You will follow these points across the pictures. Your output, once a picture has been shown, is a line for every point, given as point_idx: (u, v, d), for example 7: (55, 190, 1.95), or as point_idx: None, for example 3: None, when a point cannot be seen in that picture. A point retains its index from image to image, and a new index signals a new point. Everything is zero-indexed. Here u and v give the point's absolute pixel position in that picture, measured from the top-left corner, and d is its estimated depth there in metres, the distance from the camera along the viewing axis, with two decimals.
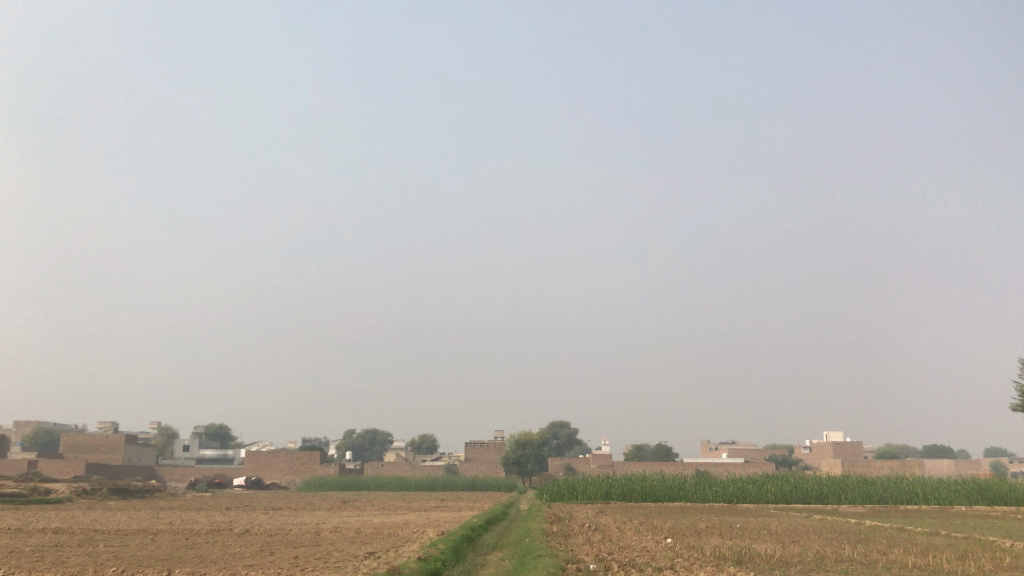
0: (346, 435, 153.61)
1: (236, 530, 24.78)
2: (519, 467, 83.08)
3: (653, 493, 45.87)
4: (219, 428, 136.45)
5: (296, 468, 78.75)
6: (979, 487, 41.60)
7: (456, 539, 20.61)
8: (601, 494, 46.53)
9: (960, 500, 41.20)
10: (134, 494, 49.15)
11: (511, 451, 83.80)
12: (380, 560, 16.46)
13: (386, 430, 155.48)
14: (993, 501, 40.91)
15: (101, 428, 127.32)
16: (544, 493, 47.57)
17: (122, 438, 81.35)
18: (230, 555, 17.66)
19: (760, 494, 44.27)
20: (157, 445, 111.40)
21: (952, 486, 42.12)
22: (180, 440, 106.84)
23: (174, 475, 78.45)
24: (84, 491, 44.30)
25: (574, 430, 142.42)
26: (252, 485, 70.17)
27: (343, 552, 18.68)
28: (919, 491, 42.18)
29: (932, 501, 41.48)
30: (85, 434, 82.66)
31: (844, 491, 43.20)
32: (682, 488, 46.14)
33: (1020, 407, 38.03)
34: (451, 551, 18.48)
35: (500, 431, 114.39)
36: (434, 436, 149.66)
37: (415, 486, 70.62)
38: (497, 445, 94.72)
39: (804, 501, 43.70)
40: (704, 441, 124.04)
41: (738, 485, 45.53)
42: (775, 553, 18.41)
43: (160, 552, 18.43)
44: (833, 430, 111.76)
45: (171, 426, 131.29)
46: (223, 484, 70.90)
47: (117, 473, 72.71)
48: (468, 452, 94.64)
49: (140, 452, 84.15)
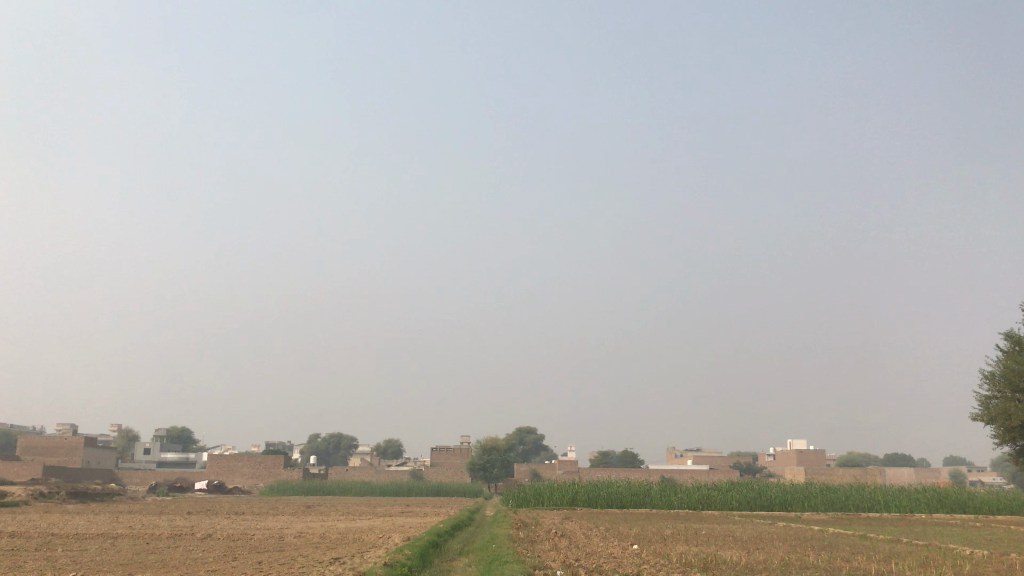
0: (310, 440, 152.48)
1: (198, 535, 24.43)
2: (484, 472, 82.99)
3: (618, 499, 45.97)
4: (181, 431, 134.75)
5: (259, 472, 77.86)
6: (939, 495, 42.23)
7: (423, 544, 20.51)
8: (567, 500, 46.59)
9: (921, 508, 41.83)
10: (93, 498, 48.34)
11: (477, 457, 83.73)
12: (346, 565, 16.30)
13: (352, 435, 154.52)
14: (953, 509, 41.51)
15: (59, 429, 125.04)
16: (510, 498, 47.58)
17: (82, 441, 79.96)
18: (193, 561, 17.39)
19: (725, 501, 44.59)
20: (116, 448, 109.51)
21: (913, 494, 42.72)
22: (140, 444, 105.11)
23: (133, 479, 77.19)
24: (41, 494, 43.44)
25: (540, 436, 142.74)
26: (214, 489, 69.33)
27: (307, 557, 18.47)
28: (881, 499, 42.78)
29: (892, 509, 42.08)
30: (43, 436, 81.08)
31: (807, 498, 43.63)
32: (647, 494, 46.40)
33: (979, 417, 38.66)
34: (418, 557, 18.35)
35: (467, 437, 114.32)
36: (400, 441, 149.03)
37: (380, 491, 70.24)
38: (462, 450, 94.60)
39: (768, 508, 44.09)
40: (669, 448, 124.90)
41: (702, 492, 45.83)
42: (740, 560, 18.51)
43: (120, 557, 18.08)
44: (796, 439, 113.10)
45: (130, 430, 129.31)
46: (185, 488, 69.92)
47: (75, 476, 71.47)
48: (433, 457, 94.37)
49: (99, 455, 82.72)
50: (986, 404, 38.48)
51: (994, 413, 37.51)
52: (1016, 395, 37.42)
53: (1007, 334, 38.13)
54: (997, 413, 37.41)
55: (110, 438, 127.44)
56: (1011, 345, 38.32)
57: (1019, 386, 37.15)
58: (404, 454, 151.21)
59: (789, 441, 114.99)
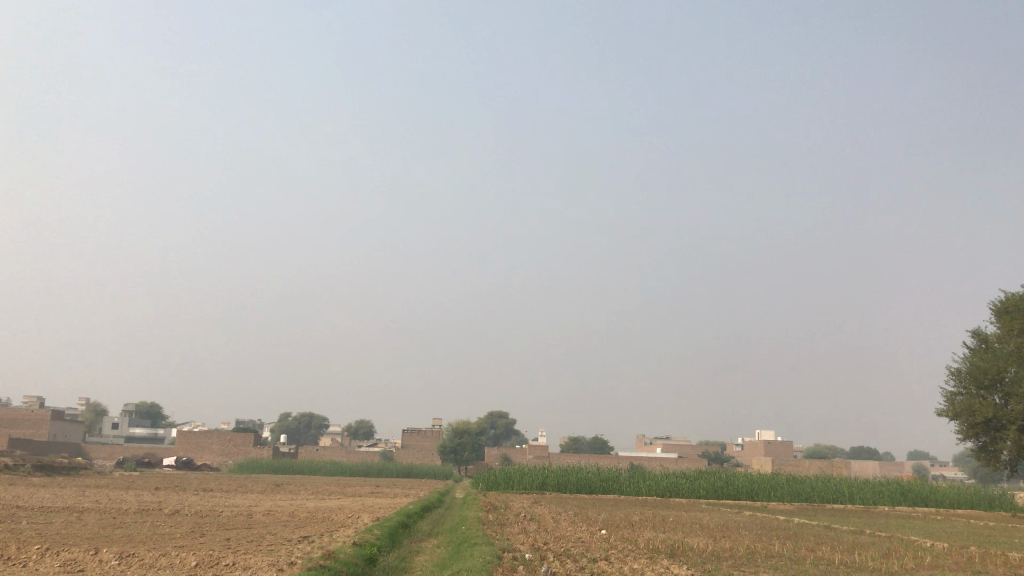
0: (281, 419, 151.93)
1: (167, 510, 24.31)
2: (455, 455, 83.08)
3: (587, 485, 46.31)
4: (151, 407, 133.97)
5: (228, 450, 77.50)
6: (902, 489, 42.85)
7: (391, 525, 20.52)
8: (536, 484, 46.83)
9: (884, 501, 42.48)
10: (59, 472, 47.88)
11: (448, 439, 83.76)
12: (314, 544, 16.32)
13: (322, 415, 154.12)
14: (914, 503, 42.19)
15: (27, 401, 123.97)
16: (480, 481, 47.70)
17: (49, 414, 79.16)
18: (161, 536, 17.35)
19: (693, 489, 45.06)
20: (83, 422, 108.57)
21: (877, 487, 43.39)
22: (108, 418, 104.29)
23: (100, 453, 76.48)
24: (5, 467, 42.92)
25: (511, 421, 143.21)
26: (183, 466, 68.89)
27: (276, 536, 18.42)
28: (846, 491, 43.41)
29: (856, 501, 42.76)
30: (10, 409, 80.14)
31: (773, 488, 44.16)
32: (616, 480, 46.72)
33: (943, 412, 39.31)
34: (387, 537, 18.38)
35: (439, 420, 114.38)
36: (371, 422, 148.96)
37: (350, 472, 70.13)
38: (434, 432, 94.74)
39: (735, 498, 44.61)
40: (638, 436, 125.92)
41: (670, 480, 46.23)
42: (707, 546, 18.74)
43: (87, 531, 17.96)
44: (765, 430, 114.33)
45: (99, 404, 128.20)
46: (152, 464, 69.50)
47: (41, 449, 70.73)
48: (405, 439, 94.37)
49: (66, 429, 81.99)
50: (952, 399, 39.06)
51: (958, 409, 38.12)
52: (980, 391, 38.03)
53: (975, 330, 38.75)
54: (961, 409, 38.02)
55: (79, 412, 126.17)
56: (978, 342, 38.91)
57: (983, 383, 37.77)
58: (374, 435, 151.17)
59: (757, 431, 116.27)
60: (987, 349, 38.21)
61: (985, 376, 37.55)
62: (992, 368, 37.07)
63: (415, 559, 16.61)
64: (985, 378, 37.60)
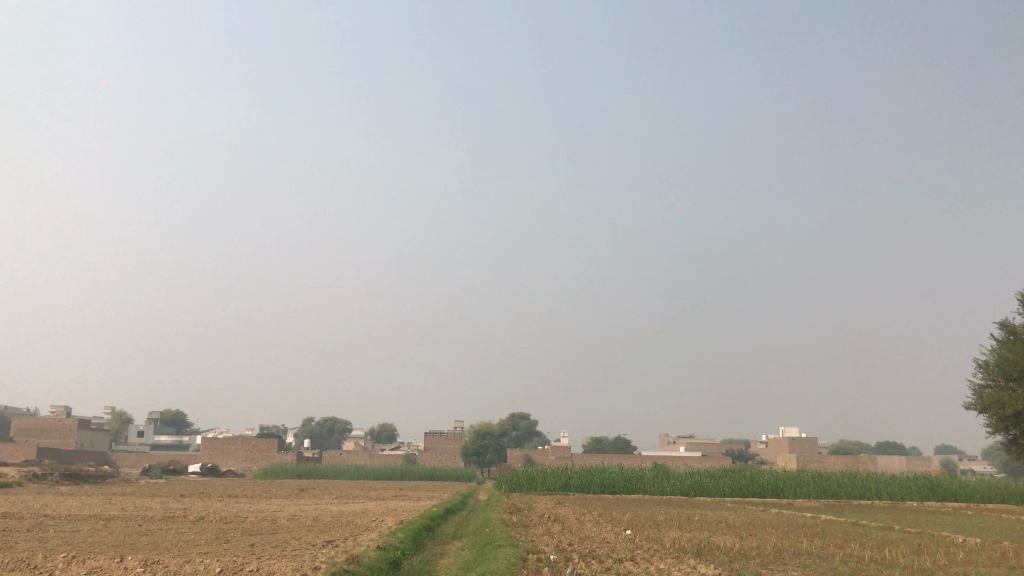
0: (305, 424, 152.73)
1: (191, 517, 24.39)
2: (478, 457, 83.16)
3: (611, 485, 46.19)
4: (175, 414, 135.29)
5: (253, 456, 77.95)
6: (931, 484, 42.30)
7: (415, 528, 20.48)
8: (559, 485, 46.74)
9: (912, 496, 41.98)
10: (87, 480, 48.40)
11: (471, 442, 83.83)
12: (338, 548, 16.24)
13: (346, 420, 154.79)
14: (944, 498, 41.64)
15: (54, 411, 125.38)
16: (503, 483, 47.61)
17: (75, 423, 79.97)
18: (185, 543, 17.35)
19: (718, 488, 44.78)
20: (109, 431, 109.82)
21: (904, 482, 42.90)
22: (134, 427, 105.25)
23: (127, 461, 77.15)
24: (35, 476, 43.51)
25: (534, 422, 143.20)
26: (208, 472, 69.45)
27: (300, 541, 18.37)
28: (873, 486, 42.93)
29: (884, 497, 42.27)
30: (36, 418, 80.99)
31: (799, 485, 43.81)
32: (640, 480, 46.42)
33: (971, 406, 38.78)
34: (411, 540, 18.34)
35: (460, 422, 114.49)
36: (394, 426, 149.49)
37: (374, 476, 70.31)
38: (456, 435, 94.88)
39: (760, 495, 44.22)
40: (661, 435, 125.32)
41: (695, 478, 45.97)
42: (734, 545, 18.58)
43: (112, 539, 17.99)
44: (789, 428, 113.47)
45: (125, 413, 129.54)
46: (178, 471, 70.06)
47: (69, 458, 71.48)
48: (427, 442, 94.61)
49: (93, 437, 82.81)
50: (979, 392, 38.56)
51: (987, 402, 37.55)
52: (1009, 384, 37.50)
53: (1003, 321, 38.26)
54: (989, 402, 37.49)
55: (105, 421, 127.52)
56: (1006, 334, 38.39)
57: (1012, 375, 37.24)
58: (397, 438, 151.62)
59: (781, 428, 115.33)
60: (1016, 340, 37.66)
61: (1014, 369, 37.00)
62: (1020, 360, 36.50)
63: (440, 561, 16.55)
64: (1014, 370, 37.06)
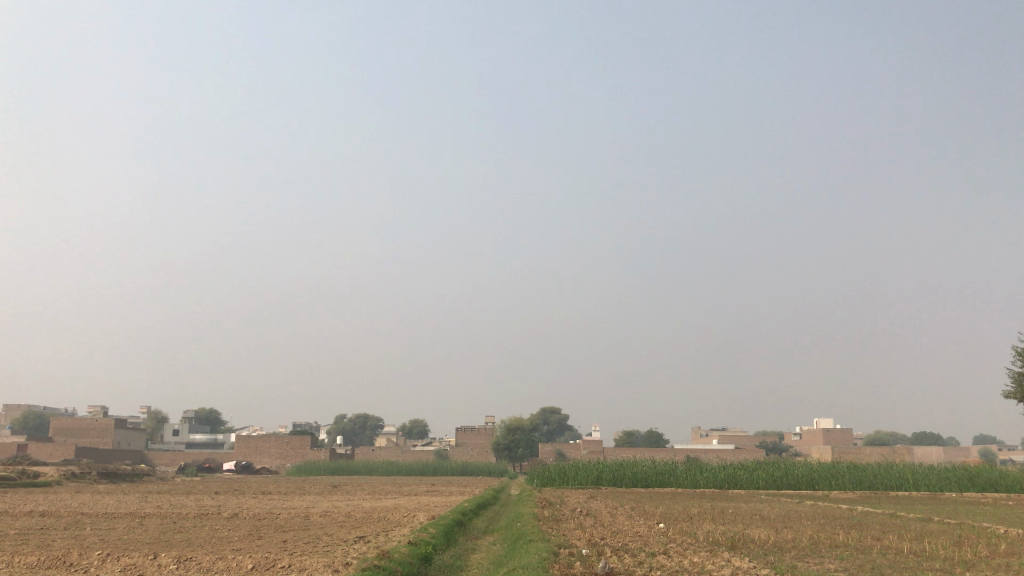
0: (337, 421, 153.89)
1: (225, 514, 24.64)
2: (509, 452, 83.21)
3: (643, 479, 45.98)
4: (210, 413, 137.14)
5: (286, 453, 78.66)
6: (969, 474, 41.62)
7: (446, 523, 20.55)
8: (591, 479, 46.58)
9: (951, 487, 41.29)
10: (124, 478, 49.10)
11: (502, 436, 83.91)
12: (370, 544, 16.31)
13: (377, 416, 155.84)
14: (984, 488, 40.93)
15: (91, 411, 127.69)
16: (534, 477, 47.50)
17: (112, 422, 81.19)
18: (219, 540, 17.48)
19: (752, 480, 44.36)
20: (146, 429, 111.41)
21: (943, 472, 42.24)
22: (169, 425, 106.79)
23: (163, 459, 78.16)
24: (73, 475, 44.31)
25: (565, 416, 143.23)
26: (243, 469, 70.23)
27: (332, 536, 18.53)
28: (910, 477, 42.28)
29: (922, 488, 41.62)
30: (74, 418, 82.36)
31: (835, 477, 43.31)
32: (672, 473, 46.11)
33: (1011, 394, 38.04)
34: (442, 535, 18.39)
35: (491, 416, 114.76)
36: (425, 422, 150.06)
37: (406, 472, 70.67)
38: (487, 430, 95.03)
39: (795, 487, 43.74)
40: (693, 427, 124.58)
41: (728, 471, 45.62)
42: (769, 537, 18.44)
43: (149, 536, 18.25)
44: (823, 419, 112.26)
45: (160, 412, 131.41)
46: (213, 469, 70.87)
47: (106, 457, 72.58)
48: (459, 437, 94.99)
49: (130, 436, 84.11)
50: (1019, 380, 37.77)
51: None
52: None
53: None
54: None
55: (141, 419, 129.44)
56: None
57: None
58: (429, 434, 152.16)
59: (815, 420, 114.10)
60: None
61: None
62: None
63: (471, 556, 16.51)
64: None
